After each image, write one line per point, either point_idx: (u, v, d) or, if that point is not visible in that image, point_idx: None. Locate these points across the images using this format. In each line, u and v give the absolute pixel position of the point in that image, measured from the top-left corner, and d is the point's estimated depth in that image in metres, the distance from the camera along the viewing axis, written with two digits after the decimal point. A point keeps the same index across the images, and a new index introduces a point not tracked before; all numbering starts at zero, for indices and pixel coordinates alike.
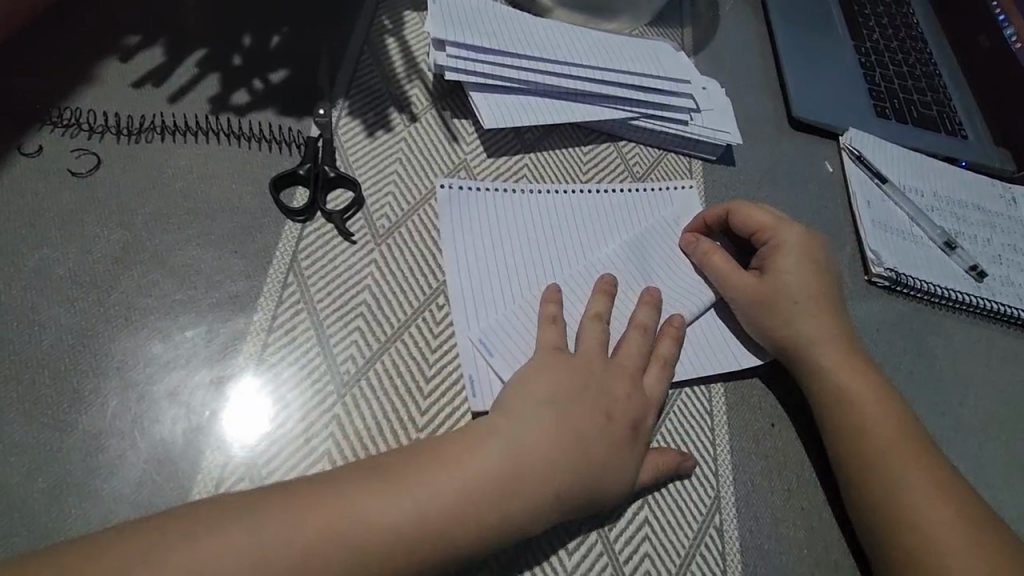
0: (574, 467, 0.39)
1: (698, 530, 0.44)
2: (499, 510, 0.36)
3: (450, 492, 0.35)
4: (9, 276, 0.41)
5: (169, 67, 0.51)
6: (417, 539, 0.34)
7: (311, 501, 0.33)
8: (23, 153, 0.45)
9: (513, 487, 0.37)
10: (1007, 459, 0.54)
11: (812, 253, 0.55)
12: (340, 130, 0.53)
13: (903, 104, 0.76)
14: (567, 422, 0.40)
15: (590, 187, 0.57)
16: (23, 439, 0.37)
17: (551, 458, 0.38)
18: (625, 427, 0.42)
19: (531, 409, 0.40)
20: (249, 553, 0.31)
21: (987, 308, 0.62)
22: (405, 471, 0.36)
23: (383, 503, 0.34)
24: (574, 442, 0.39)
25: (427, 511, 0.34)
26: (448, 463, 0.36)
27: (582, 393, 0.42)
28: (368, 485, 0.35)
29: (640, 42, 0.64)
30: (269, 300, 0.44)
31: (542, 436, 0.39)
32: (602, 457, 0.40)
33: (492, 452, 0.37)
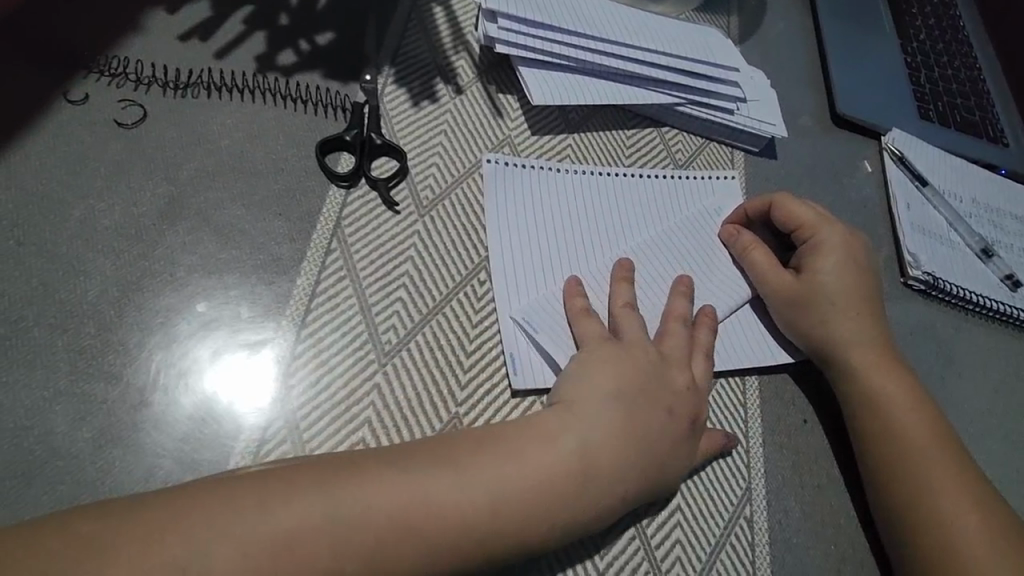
0: (641, 466, 0.39)
1: (728, 521, 0.44)
2: (576, 499, 0.36)
3: (524, 488, 0.35)
4: (54, 224, 0.40)
5: (216, 22, 0.50)
6: (492, 533, 0.34)
7: (375, 485, 0.33)
8: (69, 101, 0.44)
9: (586, 479, 0.37)
10: None
11: (851, 249, 0.54)
12: (386, 97, 0.52)
13: (946, 107, 0.74)
14: (634, 424, 0.40)
15: (632, 171, 0.57)
16: (68, 389, 0.36)
17: (623, 459, 0.38)
18: (684, 425, 0.42)
19: (600, 410, 0.39)
20: (299, 522, 0.31)
21: (1021, 318, 0.62)
22: (477, 461, 0.35)
23: (458, 494, 0.34)
24: (642, 441, 0.39)
25: (502, 501, 0.34)
26: (521, 456, 0.36)
27: (648, 392, 0.41)
28: (438, 471, 0.35)
29: (688, 27, 0.63)
30: (312, 264, 0.44)
31: (612, 435, 0.38)
32: (663, 452, 0.40)
33: (564, 446, 0.37)
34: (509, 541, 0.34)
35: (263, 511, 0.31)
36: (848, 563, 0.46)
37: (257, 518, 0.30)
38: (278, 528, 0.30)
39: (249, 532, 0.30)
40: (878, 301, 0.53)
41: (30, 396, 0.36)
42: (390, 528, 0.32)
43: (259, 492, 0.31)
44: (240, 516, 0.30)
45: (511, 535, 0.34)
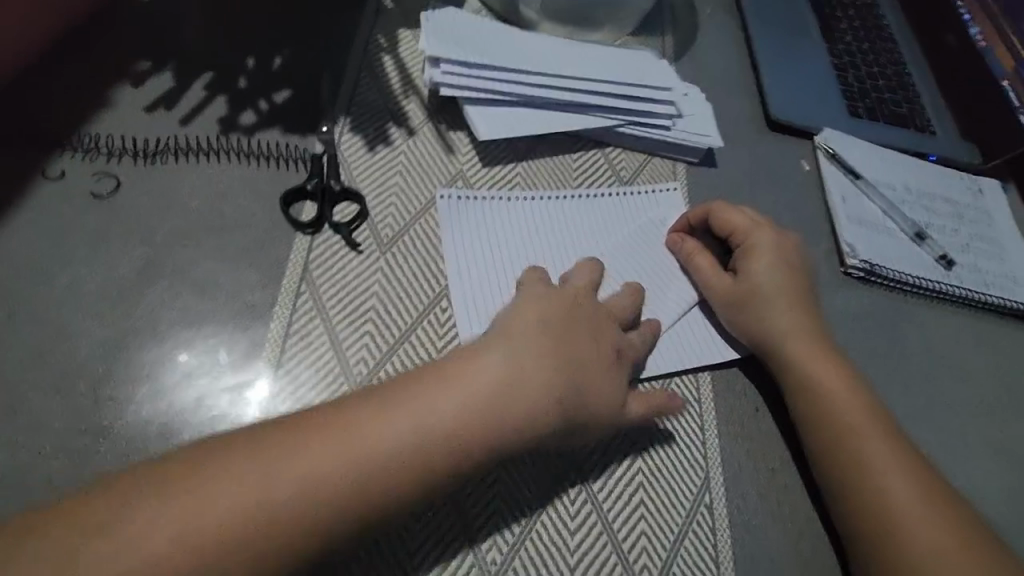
0: (568, 378, 0.42)
1: (689, 509, 0.48)
2: (510, 417, 0.39)
3: (446, 415, 0.38)
4: (41, 295, 0.44)
5: (180, 91, 0.54)
6: (419, 461, 0.37)
7: (300, 439, 0.35)
8: (47, 178, 0.48)
9: (517, 397, 0.40)
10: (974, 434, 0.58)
11: (782, 249, 0.58)
12: (343, 146, 0.56)
13: (875, 103, 0.79)
14: (556, 346, 0.43)
15: (580, 192, 0.61)
16: (65, 444, 0.40)
17: (547, 371, 0.41)
18: (611, 352, 0.46)
19: (524, 334, 0.43)
20: (231, 497, 0.33)
21: (955, 294, 0.66)
22: (412, 395, 0.38)
23: (398, 427, 0.37)
24: (567, 363, 0.43)
25: (421, 432, 0.37)
26: (441, 387, 0.39)
27: (572, 322, 0.45)
28: (356, 415, 0.37)
29: (622, 53, 0.68)
30: (284, 308, 0.47)
31: (539, 357, 0.42)
32: (591, 373, 0.44)
33: (497, 371, 0.40)
34: (440, 461, 0.37)
35: (198, 493, 0.33)
36: (806, 539, 0.49)
37: (224, 490, 0.33)
38: (244, 491, 0.33)
39: (219, 502, 0.33)
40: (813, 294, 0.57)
41: (30, 453, 0.39)
42: (314, 479, 0.34)
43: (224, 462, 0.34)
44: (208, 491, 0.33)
45: (448, 457, 0.37)
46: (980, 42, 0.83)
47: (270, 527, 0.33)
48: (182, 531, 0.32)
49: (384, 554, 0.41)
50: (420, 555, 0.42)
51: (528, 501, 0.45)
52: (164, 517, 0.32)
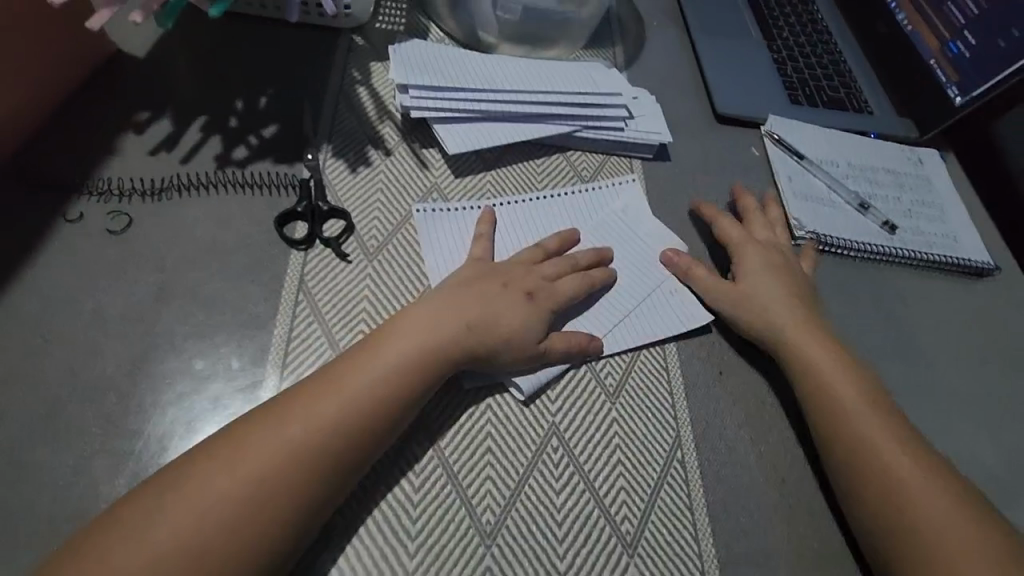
0: (484, 313, 0.52)
1: (663, 465, 0.53)
2: (425, 368, 0.48)
3: (386, 370, 0.46)
4: (71, 321, 0.49)
5: (179, 134, 0.61)
6: (371, 410, 0.45)
7: (261, 430, 0.42)
8: (68, 220, 0.54)
9: (428, 352, 0.48)
10: (916, 379, 0.65)
11: (760, 282, 0.62)
12: (327, 170, 0.62)
13: (814, 90, 0.86)
14: (467, 296, 0.52)
15: (545, 193, 0.67)
16: (103, 447, 0.45)
17: (461, 307, 0.51)
18: (521, 291, 0.55)
19: (444, 293, 0.53)
20: (214, 492, 0.39)
21: (898, 255, 0.72)
22: (347, 368, 0.46)
23: (334, 400, 0.44)
24: (476, 303, 0.52)
25: (369, 389, 0.45)
26: (376, 352, 0.47)
27: (486, 276, 0.55)
28: (309, 392, 0.45)
29: (575, 65, 0.74)
30: (285, 315, 0.53)
31: (440, 321, 0.50)
32: (506, 308, 0.53)
33: (404, 337, 0.48)
34: (391, 405, 0.46)
35: (187, 497, 0.39)
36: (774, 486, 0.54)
37: (207, 484, 0.40)
38: (235, 484, 0.40)
39: (212, 494, 0.39)
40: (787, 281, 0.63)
41: (73, 459, 0.44)
42: (284, 456, 0.41)
43: (213, 464, 0.40)
44: (203, 489, 0.39)
45: (397, 397, 0.46)
46: (907, 27, 0.89)
47: (262, 503, 0.40)
48: (191, 527, 0.38)
49: (389, 520, 0.47)
50: (421, 519, 0.47)
51: (517, 467, 0.50)
52: (173, 520, 0.38)
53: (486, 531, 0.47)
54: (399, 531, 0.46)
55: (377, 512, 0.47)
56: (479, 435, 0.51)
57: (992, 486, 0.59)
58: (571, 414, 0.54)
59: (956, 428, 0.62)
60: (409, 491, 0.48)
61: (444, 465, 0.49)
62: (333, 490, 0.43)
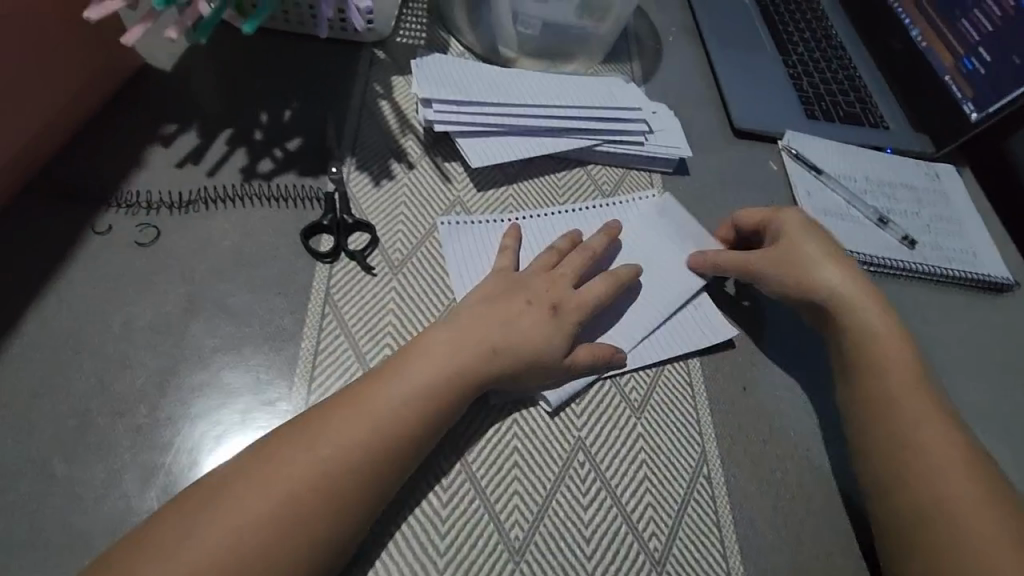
0: (509, 329, 0.51)
1: (690, 482, 0.53)
2: (450, 390, 0.47)
3: (413, 388, 0.46)
4: (100, 333, 0.49)
5: (205, 147, 0.61)
6: (400, 429, 0.45)
7: (291, 448, 0.42)
8: (97, 232, 0.54)
9: (455, 373, 0.48)
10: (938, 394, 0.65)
11: (795, 255, 0.61)
12: (352, 183, 0.63)
13: (830, 106, 0.87)
14: (492, 312, 0.52)
15: (567, 207, 0.67)
16: (133, 460, 0.45)
17: (486, 324, 0.51)
18: (547, 306, 0.54)
19: (471, 309, 0.52)
20: (247, 511, 0.39)
21: (918, 270, 0.72)
22: (375, 386, 0.46)
23: (363, 418, 0.44)
24: (502, 319, 0.52)
25: (398, 407, 0.45)
26: (404, 369, 0.47)
27: (511, 291, 0.55)
28: (338, 410, 0.44)
29: (595, 80, 0.75)
30: (311, 329, 0.53)
31: (467, 343, 0.50)
32: (533, 324, 0.52)
33: (431, 355, 0.48)
34: (419, 423, 0.46)
35: (219, 516, 0.39)
36: (802, 503, 0.54)
37: (239, 503, 0.39)
38: (267, 510, 0.39)
39: (244, 513, 0.39)
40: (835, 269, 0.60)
41: (104, 471, 0.44)
42: (316, 475, 0.41)
43: (244, 488, 0.40)
44: (235, 516, 0.39)
45: (425, 415, 0.46)
46: (922, 43, 0.89)
47: (293, 532, 0.39)
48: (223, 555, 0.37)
49: (418, 535, 0.46)
50: (450, 535, 0.47)
51: (544, 482, 0.50)
52: (204, 547, 0.37)
53: (515, 548, 0.47)
54: (428, 546, 0.46)
55: (405, 527, 0.46)
56: (505, 450, 0.51)
57: None
58: (597, 429, 0.54)
59: (980, 445, 0.62)
60: (436, 505, 0.48)
61: (472, 480, 0.49)
62: (362, 516, 0.42)
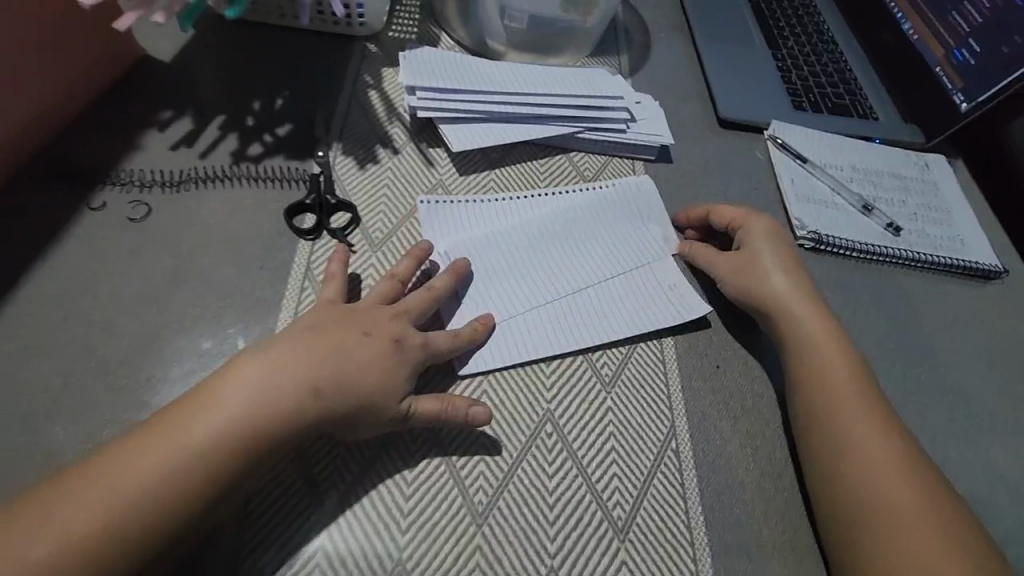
0: (333, 363, 0.46)
1: (657, 454, 0.53)
2: (276, 414, 0.43)
3: (233, 413, 0.42)
4: (90, 301, 0.52)
5: (200, 131, 0.64)
6: (217, 454, 0.41)
7: (101, 471, 0.40)
8: (93, 208, 0.57)
9: (279, 399, 0.43)
10: (923, 379, 0.64)
11: (759, 258, 0.63)
12: (337, 166, 0.65)
13: (819, 97, 0.87)
14: (328, 337, 0.47)
15: (546, 191, 0.68)
16: (115, 416, 0.47)
17: (309, 351, 0.46)
18: (386, 341, 0.49)
19: (308, 330, 0.48)
20: (61, 527, 0.38)
21: (903, 256, 0.72)
22: (196, 406, 0.42)
23: (177, 442, 0.41)
24: (332, 348, 0.47)
25: (211, 431, 0.41)
26: (224, 391, 0.43)
27: (346, 319, 0.50)
28: (157, 434, 0.41)
29: (580, 71, 0.77)
30: (292, 301, 0.55)
31: (284, 374, 0.44)
32: (363, 355, 0.47)
33: (249, 380, 0.44)
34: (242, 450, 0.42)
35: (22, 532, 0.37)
36: (770, 480, 0.54)
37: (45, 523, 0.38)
38: (66, 528, 0.38)
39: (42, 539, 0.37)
40: (793, 285, 0.61)
41: (83, 427, 0.47)
42: (121, 501, 0.39)
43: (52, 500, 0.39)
44: (38, 528, 0.38)
45: (244, 444, 0.42)
46: (913, 36, 0.89)
47: (90, 557, 0.37)
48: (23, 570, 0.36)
49: (383, 497, 0.48)
50: (414, 497, 0.48)
51: (510, 451, 0.51)
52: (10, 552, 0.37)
53: (478, 511, 0.48)
54: (391, 506, 0.47)
55: (369, 488, 0.48)
56: None
57: (997, 486, 0.58)
58: (567, 401, 0.55)
59: (961, 429, 0.61)
60: (402, 469, 0.49)
61: (438, 446, 0.50)
62: (174, 540, 0.40)
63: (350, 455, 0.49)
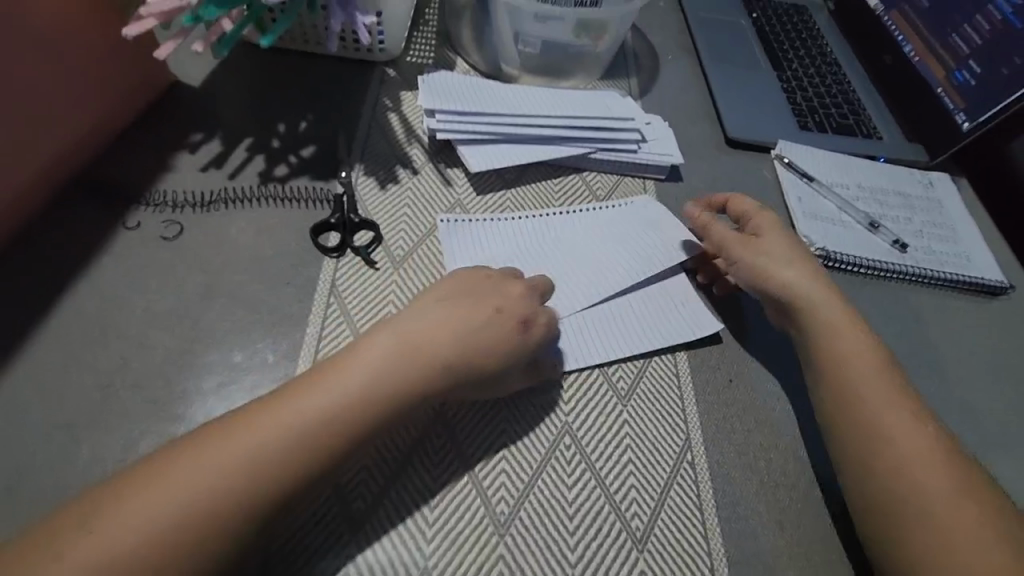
0: (467, 338, 0.50)
1: (673, 466, 0.55)
2: (377, 397, 0.45)
3: (355, 391, 0.45)
4: (125, 317, 0.54)
5: (228, 153, 0.67)
6: (340, 436, 0.43)
7: (205, 451, 0.41)
8: (127, 227, 0.59)
9: (401, 379, 0.46)
10: (934, 393, 0.65)
11: (769, 246, 0.63)
12: (360, 186, 0.67)
13: (823, 117, 0.90)
14: (459, 315, 0.51)
15: (560, 210, 0.71)
16: (149, 429, 0.49)
17: (445, 327, 0.50)
18: (515, 320, 0.53)
19: (435, 308, 0.51)
20: (173, 502, 0.38)
21: (910, 272, 0.74)
22: (300, 388, 0.44)
23: (302, 414, 0.43)
24: (463, 326, 0.50)
25: (327, 408, 0.43)
26: (362, 365, 0.46)
27: (474, 296, 0.53)
28: (273, 412, 0.43)
29: (591, 93, 0.79)
30: (317, 316, 0.57)
31: (415, 352, 0.47)
32: (494, 333, 0.51)
33: (370, 356, 0.46)
34: (351, 434, 0.44)
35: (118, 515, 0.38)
36: (784, 490, 0.55)
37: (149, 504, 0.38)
38: (186, 498, 0.39)
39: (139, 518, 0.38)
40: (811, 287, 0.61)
41: (120, 439, 0.48)
42: (213, 485, 0.39)
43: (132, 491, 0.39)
44: (126, 519, 0.37)
45: (362, 421, 0.44)
46: (914, 58, 0.92)
47: (216, 525, 0.39)
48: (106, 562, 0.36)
49: (408, 507, 0.49)
50: (439, 507, 0.49)
51: (530, 463, 0.53)
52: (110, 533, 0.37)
53: (500, 521, 0.49)
54: (418, 515, 0.49)
55: (396, 499, 0.49)
56: (495, 431, 0.54)
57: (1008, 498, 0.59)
58: (584, 414, 0.56)
59: (972, 443, 0.62)
60: (427, 479, 0.50)
61: (461, 459, 0.52)
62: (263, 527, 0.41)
63: (380, 465, 0.50)
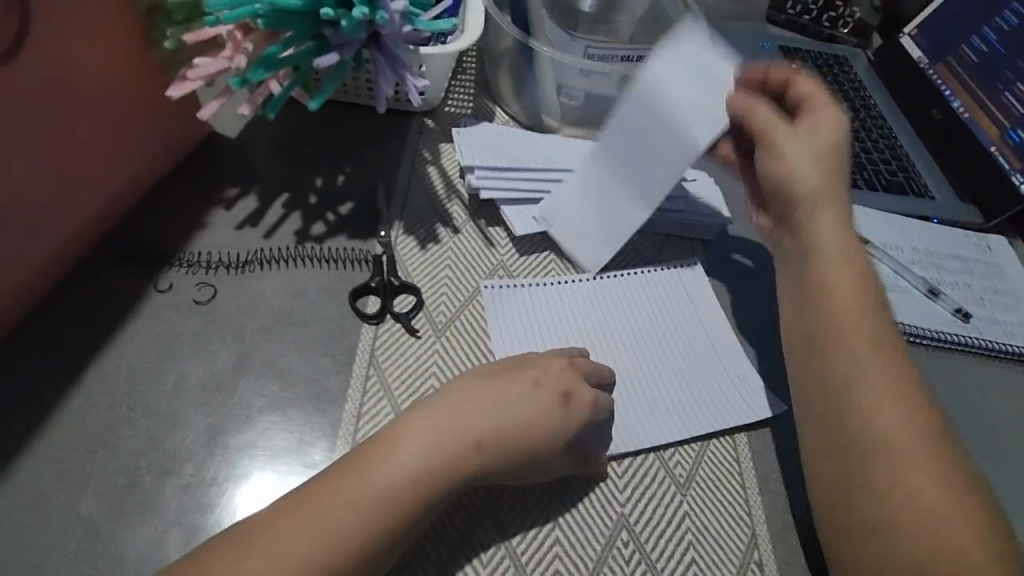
0: (504, 427, 0.47)
1: (739, 567, 0.50)
2: (430, 491, 0.43)
3: (396, 489, 0.42)
4: (154, 391, 0.51)
5: (263, 210, 0.64)
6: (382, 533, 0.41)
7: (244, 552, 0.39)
8: (158, 290, 0.56)
9: (443, 469, 0.44)
10: (1009, 480, 0.61)
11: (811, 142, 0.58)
12: (399, 246, 0.64)
13: (872, 175, 0.85)
14: (496, 393, 0.49)
15: (605, 273, 0.66)
16: (178, 519, 0.46)
17: (484, 413, 0.47)
18: (554, 393, 0.50)
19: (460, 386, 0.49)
20: None
21: (975, 345, 0.70)
22: (340, 479, 0.42)
23: (334, 510, 0.41)
24: (500, 410, 0.48)
25: (361, 507, 0.41)
26: (393, 456, 0.44)
27: (496, 375, 0.50)
28: (304, 516, 0.41)
29: None
30: (356, 391, 0.54)
31: (446, 439, 0.45)
32: (540, 418, 0.48)
33: (422, 440, 0.45)
34: (379, 540, 0.41)
35: None
36: None
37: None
38: None
39: None
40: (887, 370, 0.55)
41: (147, 531, 0.45)
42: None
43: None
44: None
45: (408, 516, 0.42)
46: (963, 114, 0.89)
47: None
48: None
49: None
50: None
51: (586, 560, 0.49)
52: None
53: None
54: None
55: None
56: (546, 524, 0.50)
57: None
58: (642, 505, 0.52)
59: None
60: None
61: (510, 554, 0.48)
62: None
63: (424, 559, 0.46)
